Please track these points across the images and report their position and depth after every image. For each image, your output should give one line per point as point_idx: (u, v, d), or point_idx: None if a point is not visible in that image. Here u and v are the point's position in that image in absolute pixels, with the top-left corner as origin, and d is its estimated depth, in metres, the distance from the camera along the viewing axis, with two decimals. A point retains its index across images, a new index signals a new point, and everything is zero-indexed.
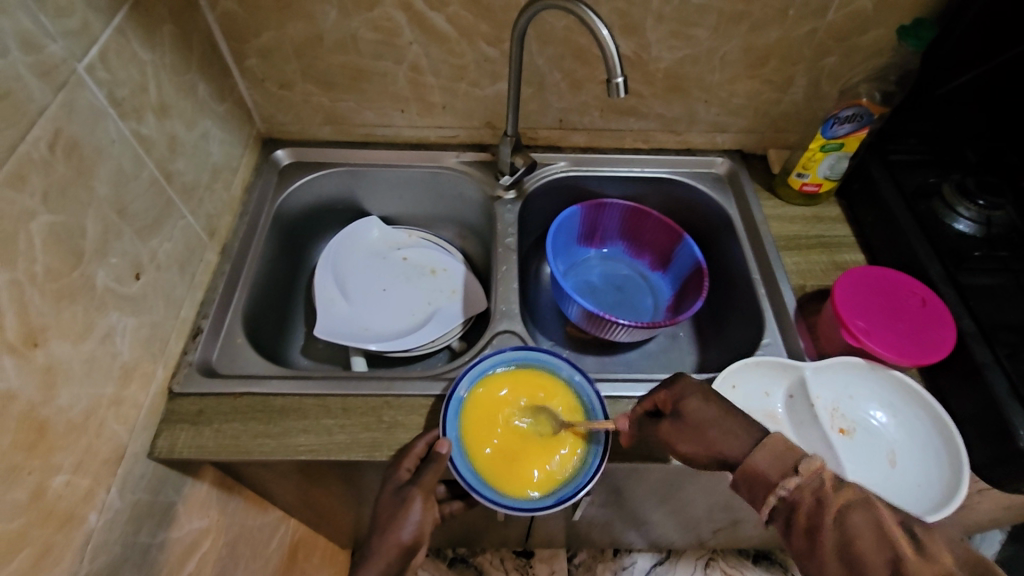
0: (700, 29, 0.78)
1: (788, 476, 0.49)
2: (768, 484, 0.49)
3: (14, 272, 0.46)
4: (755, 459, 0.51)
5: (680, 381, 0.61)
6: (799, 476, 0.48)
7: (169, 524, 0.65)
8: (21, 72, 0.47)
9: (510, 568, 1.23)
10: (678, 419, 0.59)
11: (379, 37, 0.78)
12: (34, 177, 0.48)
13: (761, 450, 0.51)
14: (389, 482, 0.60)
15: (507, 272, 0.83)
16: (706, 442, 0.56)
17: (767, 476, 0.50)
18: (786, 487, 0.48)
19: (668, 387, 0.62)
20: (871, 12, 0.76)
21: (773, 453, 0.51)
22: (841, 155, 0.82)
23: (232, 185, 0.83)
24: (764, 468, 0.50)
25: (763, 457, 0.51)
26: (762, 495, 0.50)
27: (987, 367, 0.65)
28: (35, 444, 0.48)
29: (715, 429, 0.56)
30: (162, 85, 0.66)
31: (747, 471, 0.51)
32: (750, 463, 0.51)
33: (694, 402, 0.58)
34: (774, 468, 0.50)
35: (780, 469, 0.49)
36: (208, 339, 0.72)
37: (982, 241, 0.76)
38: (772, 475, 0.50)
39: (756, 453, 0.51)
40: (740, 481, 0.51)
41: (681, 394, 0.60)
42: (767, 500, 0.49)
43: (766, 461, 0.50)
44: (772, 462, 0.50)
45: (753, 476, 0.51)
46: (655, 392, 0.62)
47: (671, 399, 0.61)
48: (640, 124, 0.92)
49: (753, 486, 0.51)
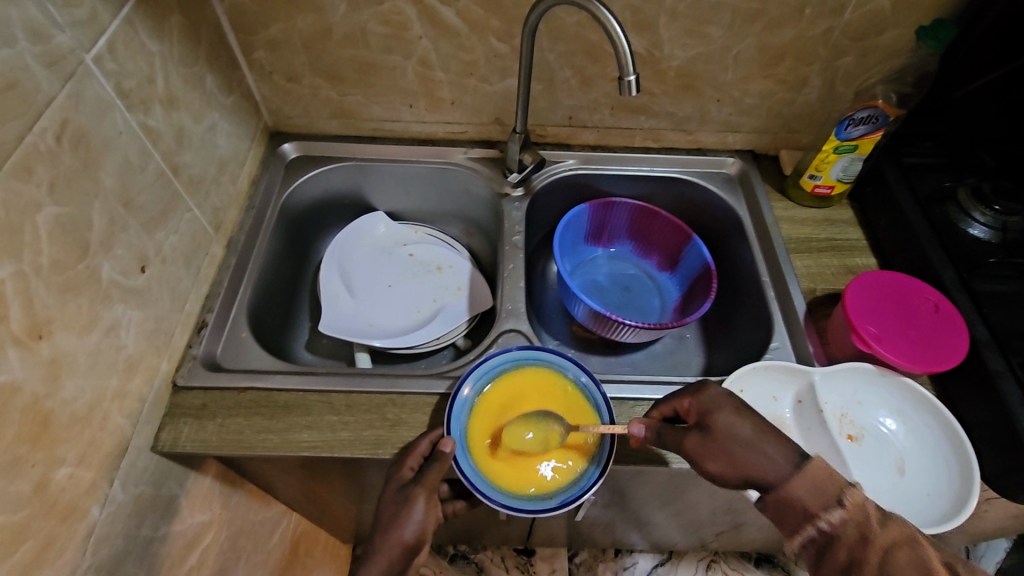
0: (714, 27, 0.77)
1: (831, 509, 0.48)
2: (807, 515, 0.48)
3: (20, 263, 0.46)
4: (794, 488, 0.49)
5: (707, 391, 0.58)
6: (842, 509, 0.47)
7: (172, 518, 0.65)
8: (29, 61, 0.47)
9: (510, 566, 1.23)
10: (706, 433, 0.55)
11: (389, 31, 0.78)
12: (40, 168, 0.48)
13: (801, 479, 0.49)
14: (391, 480, 0.60)
15: (514, 270, 0.82)
16: (734, 461, 0.53)
17: (806, 507, 0.49)
18: (829, 521, 0.47)
19: (695, 395, 0.59)
20: (889, 11, 0.75)
21: (813, 483, 0.49)
22: (855, 157, 0.81)
23: (239, 178, 0.83)
24: (802, 498, 0.49)
25: (801, 487, 0.49)
26: (798, 524, 0.49)
27: (1000, 376, 0.63)
28: (38, 436, 0.48)
29: (745, 449, 0.53)
30: (170, 76, 0.66)
31: (783, 499, 0.50)
32: (786, 492, 0.50)
33: (724, 417, 0.55)
34: (815, 499, 0.48)
35: (821, 500, 0.48)
36: (212, 333, 0.72)
37: (997, 247, 0.74)
38: (812, 506, 0.48)
39: (794, 481, 0.49)
40: (771, 504, 0.51)
41: (710, 406, 0.57)
42: (803, 529, 0.49)
43: (805, 490, 0.49)
44: (813, 493, 0.49)
45: (789, 504, 0.49)
46: (679, 399, 0.60)
47: (697, 409, 0.58)
48: (651, 123, 0.91)
49: (786, 513, 0.50)
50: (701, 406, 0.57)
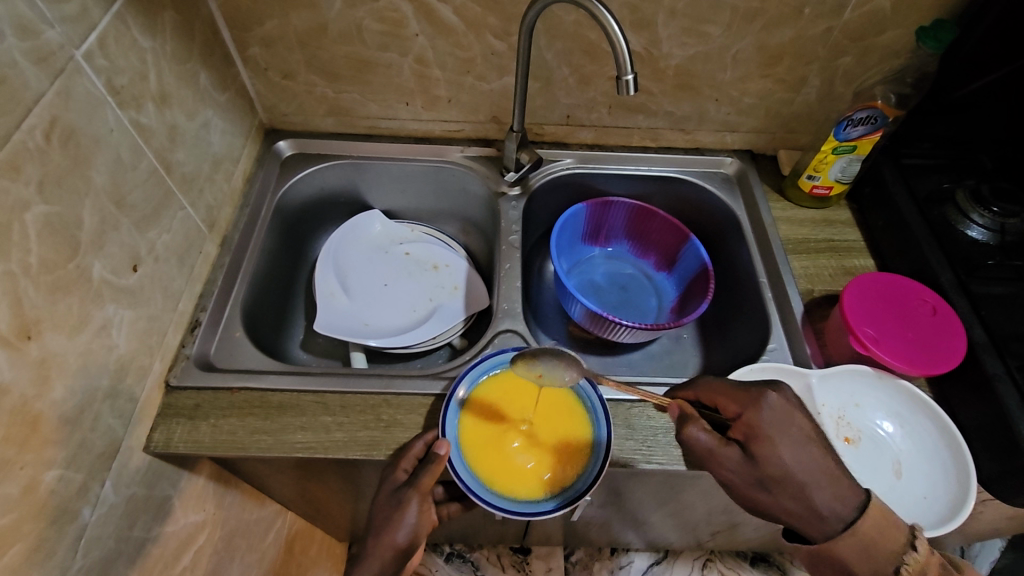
0: (713, 26, 0.76)
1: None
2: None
3: (7, 263, 0.45)
4: (841, 550, 0.49)
5: (761, 409, 0.53)
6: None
7: (165, 518, 0.64)
8: (17, 58, 0.46)
9: (506, 564, 1.23)
10: (750, 461, 0.52)
11: (385, 28, 0.77)
12: (28, 167, 0.47)
13: (850, 540, 0.49)
14: (386, 482, 0.60)
15: (511, 270, 0.81)
16: (779, 501, 0.51)
17: (853, 570, 0.49)
18: None
19: (749, 410, 0.54)
20: (889, 11, 0.74)
21: (865, 549, 0.49)
22: (853, 158, 0.80)
23: (234, 176, 0.82)
24: (849, 560, 0.49)
25: (849, 549, 0.49)
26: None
27: (998, 379, 0.63)
28: (27, 438, 0.47)
29: (795, 497, 0.50)
30: (163, 73, 0.65)
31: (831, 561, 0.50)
32: (833, 550, 0.50)
33: (771, 451, 0.51)
34: (864, 563, 0.49)
35: (871, 565, 0.49)
36: (206, 332, 0.71)
37: (996, 249, 0.74)
38: (862, 570, 0.49)
39: (843, 541, 0.49)
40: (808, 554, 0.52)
41: (764, 429, 0.52)
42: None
43: (855, 555, 0.49)
44: (862, 559, 0.49)
45: (832, 562, 0.50)
46: (730, 405, 0.56)
47: (746, 427, 0.54)
48: (649, 122, 0.90)
49: (826, 567, 0.51)
50: (751, 425, 0.53)
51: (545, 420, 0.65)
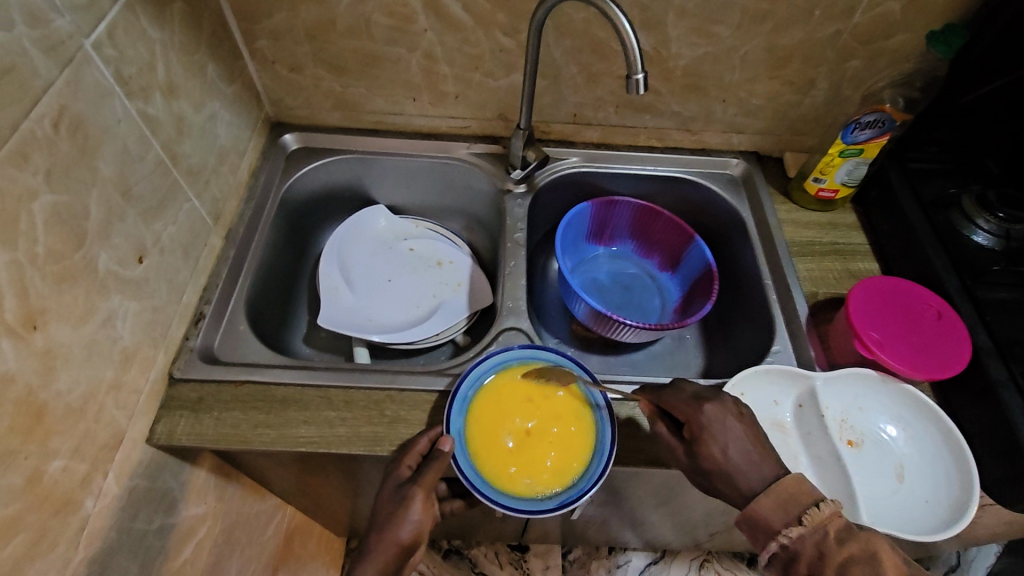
0: (722, 27, 0.76)
1: (792, 526, 0.51)
2: (771, 532, 0.52)
3: (15, 252, 0.45)
4: (758, 505, 0.52)
5: (702, 414, 0.57)
6: (802, 528, 0.51)
7: (167, 511, 0.64)
8: (27, 46, 0.46)
9: (503, 562, 1.23)
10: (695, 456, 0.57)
11: (393, 22, 0.77)
12: (36, 156, 0.47)
13: (765, 498, 0.52)
14: (389, 478, 0.60)
15: (516, 268, 0.81)
16: (716, 486, 0.56)
17: (770, 523, 0.52)
18: (789, 537, 0.51)
19: (693, 415, 0.58)
20: (899, 15, 0.74)
21: (779, 501, 0.52)
22: (860, 161, 0.80)
23: (239, 169, 0.82)
24: (767, 515, 0.52)
25: (767, 505, 0.52)
26: (763, 538, 0.52)
27: (1001, 384, 0.63)
28: (32, 428, 0.47)
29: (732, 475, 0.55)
30: (171, 64, 0.65)
31: (750, 516, 0.52)
32: (753, 509, 0.53)
33: (707, 447, 0.56)
34: (778, 516, 0.52)
35: (784, 517, 0.52)
36: (210, 325, 0.71)
37: (1000, 254, 0.75)
38: (774, 522, 0.52)
39: (760, 500, 0.52)
40: (741, 522, 0.54)
41: (705, 429, 0.56)
42: (768, 544, 0.52)
43: (770, 507, 0.52)
44: (776, 509, 0.52)
45: (756, 522, 0.52)
46: (680, 409, 0.59)
47: (691, 429, 0.58)
48: (655, 122, 0.90)
49: (755, 530, 0.53)
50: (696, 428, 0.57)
51: (550, 418, 0.64)
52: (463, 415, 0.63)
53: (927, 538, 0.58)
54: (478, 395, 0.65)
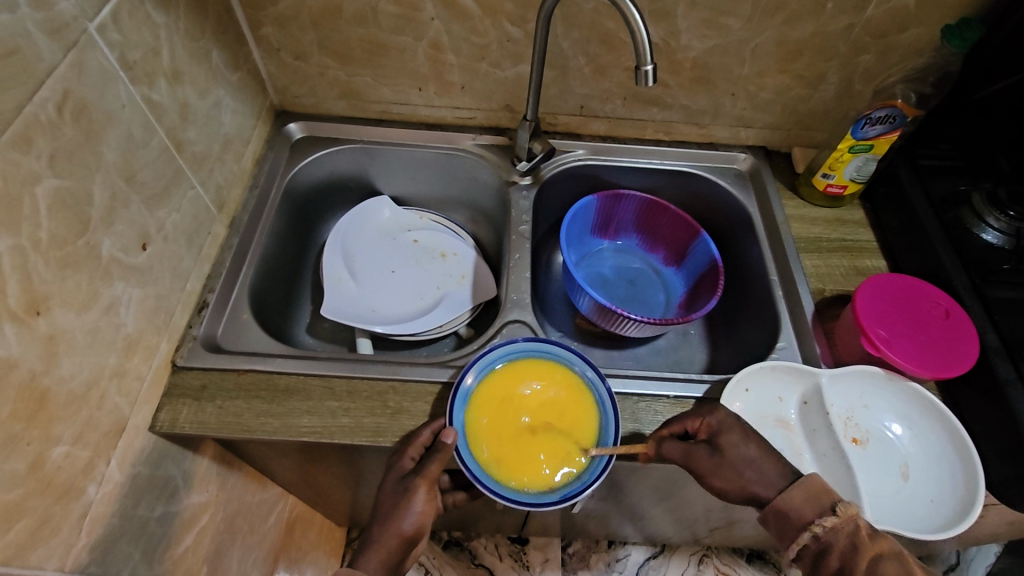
0: (733, 19, 0.75)
1: (824, 516, 0.53)
2: (802, 522, 0.53)
3: (18, 237, 0.45)
4: (789, 497, 0.55)
5: (718, 412, 0.61)
6: (835, 518, 0.52)
7: (169, 499, 0.64)
8: (30, 29, 0.45)
9: (503, 554, 1.24)
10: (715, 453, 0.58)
11: (400, 10, 0.76)
12: (40, 140, 0.46)
13: (796, 489, 0.55)
14: (392, 470, 0.60)
15: (520, 260, 0.81)
16: (740, 480, 0.57)
17: (802, 514, 0.54)
18: (822, 527, 0.52)
19: (707, 416, 0.61)
20: (913, 8, 0.73)
21: (809, 492, 0.55)
22: (870, 157, 0.79)
23: (243, 157, 0.82)
24: (798, 507, 0.54)
25: (797, 496, 0.55)
26: (794, 530, 0.54)
27: (1009, 384, 0.63)
28: (35, 414, 0.47)
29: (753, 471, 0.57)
30: (176, 49, 0.64)
31: (780, 507, 0.55)
32: (783, 501, 0.55)
33: (730, 437, 0.58)
34: (808, 507, 0.54)
35: (816, 508, 0.54)
36: (213, 313, 0.71)
37: (1011, 253, 0.74)
38: (807, 514, 0.54)
39: (791, 491, 0.55)
40: (771, 517, 0.56)
41: (723, 425, 0.59)
42: (800, 535, 0.53)
43: (801, 499, 0.54)
44: (807, 501, 0.54)
45: (787, 514, 0.54)
46: (689, 418, 0.61)
47: (707, 429, 0.60)
48: (663, 115, 0.89)
49: (784, 525, 0.55)
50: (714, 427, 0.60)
51: (552, 413, 0.64)
52: (465, 408, 0.63)
53: (932, 536, 0.58)
54: (479, 389, 0.64)
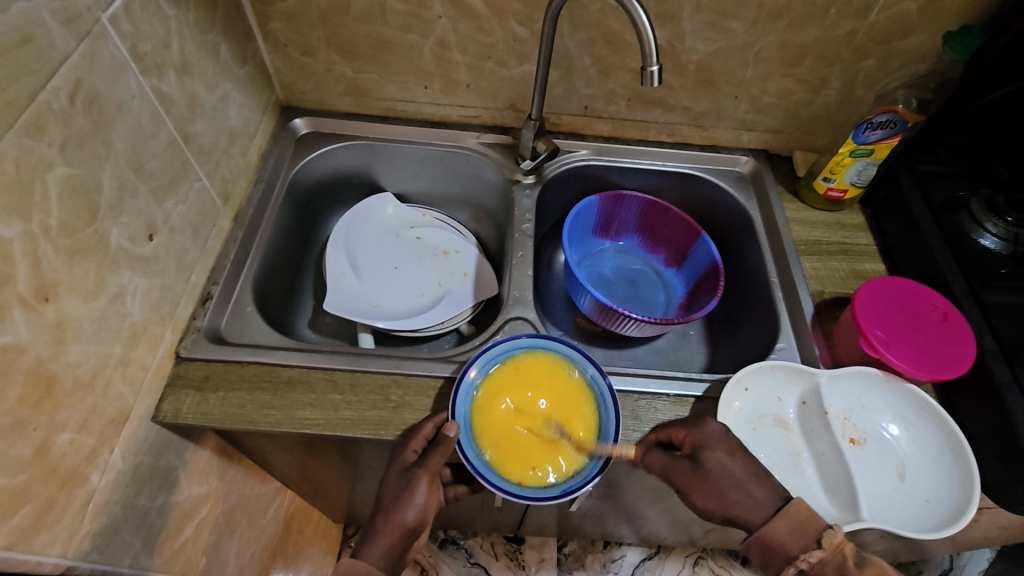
0: (738, 22, 0.76)
1: (810, 550, 0.53)
2: (787, 556, 0.54)
3: (29, 223, 0.45)
4: (773, 528, 0.54)
5: (708, 425, 0.61)
6: (821, 552, 0.53)
7: (170, 489, 0.64)
8: (45, 17, 0.46)
9: (499, 553, 1.24)
10: (698, 466, 0.58)
11: (408, 8, 0.76)
12: (51, 128, 0.47)
13: (781, 520, 0.55)
14: (395, 462, 0.60)
15: (523, 258, 0.81)
16: (722, 500, 0.57)
17: (788, 547, 0.54)
18: (807, 561, 0.53)
19: (692, 429, 0.61)
20: (915, 15, 0.74)
21: (793, 524, 0.54)
22: (870, 161, 0.80)
23: (249, 151, 0.82)
24: (783, 539, 0.54)
25: (782, 527, 0.54)
26: (781, 562, 0.54)
27: (1005, 387, 0.64)
28: (41, 400, 0.47)
29: (735, 490, 0.57)
30: (185, 42, 0.65)
31: (763, 540, 0.55)
32: (767, 533, 0.55)
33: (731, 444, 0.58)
34: (794, 540, 0.54)
35: (801, 541, 0.54)
36: (217, 306, 0.71)
37: (1007, 259, 0.75)
38: (792, 547, 0.54)
39: (776, 523, 0.54)
40: (754, 548, 0.56)
41: (707, 440, 0.59)
42: (786, 568, 0.54)
43: (785, 531, 0.54)
44: (792, 534, 0.54)
45: (771, 547, 0.55)
46: (675, 428, 0.62)
47: (692, 441, 0.60)
48: (666, 117, 0.90)
49: (769, 555, 0.55)
50: (696, 441, 0.60)
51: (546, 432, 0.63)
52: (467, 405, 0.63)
53: (928, 535, 0.58)
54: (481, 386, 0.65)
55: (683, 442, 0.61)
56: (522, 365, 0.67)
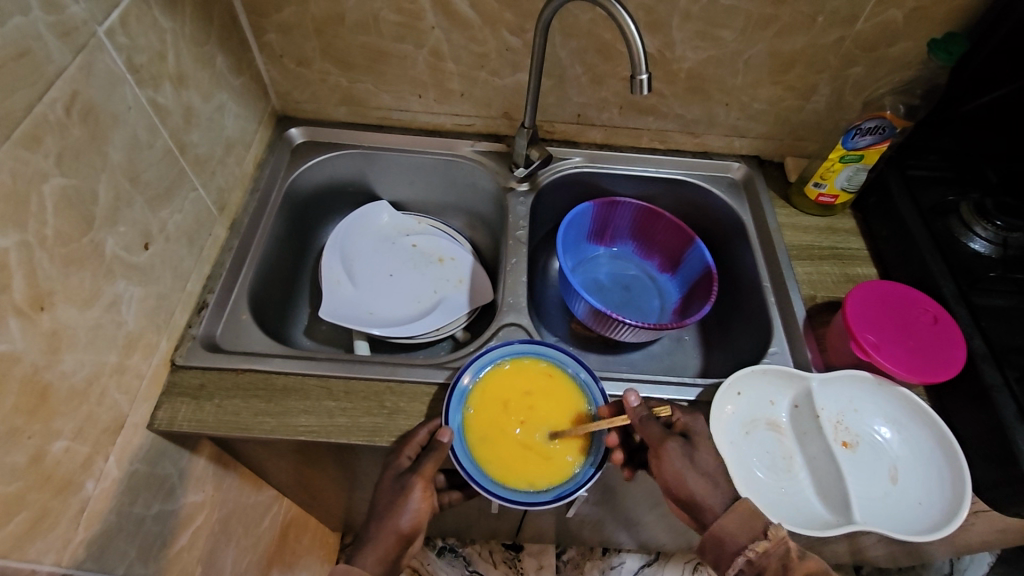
0: (727, 31, 0.77)
1: (757, 540, 0.55)
2: (736, 548, 0.55)
3: (24, 233, 0.46)
4: (723, 523, 0.56)
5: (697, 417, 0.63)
6: (767, 542, 0.54)
7: (165, 496, 0.65)
8: (42, 31, 0.46)
9: (498, 560, 1.23)
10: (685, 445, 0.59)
11: (401, 19, 0.77)
12: (48, 140, 0.48)
13: (731, 514, 0.56)
14: (388, 469, 0.60)
15: (517, 265, 0.82)
16: (683, 488, 0.57)
17: (736, 539, 0.55)
18: (755, 551, 0.54)
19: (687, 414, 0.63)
20: (901, 22, 0.75)
21: (743, 517, 0.56)
22: (860, 167, 0.81)
23: (245, 161, 0.83)
24: (732, 532, 0.56)
25: (731, 521, 0.56)
26: (729, 555, 0.55)
27: (996, 390, 0.64)
28: (36, 409, 0.47)
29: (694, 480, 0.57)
30: (181, 54, 0.66)
31: (715, 534, 0.56)
32: (717, 527, 0.56)
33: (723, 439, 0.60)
34: (743, 533, 0.55)
35: (749, 533, 0.55)
36: (213, 314, 0.72)
37: (997, 262, 0.75)
38: (741, 538, 0.55)
39: (727, 516, 0.56)
40: (707, 541, 0.57)
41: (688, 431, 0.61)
42: (735, 560, 0.55)
43: (735, 524, 0.56)
44: (742, 526, 0.56)
45: (720, 539, 0.56)
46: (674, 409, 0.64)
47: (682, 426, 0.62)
48: (658, 124, 0.91)
49: (719, 550, 0.56)
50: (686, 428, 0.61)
51: (531, 444, 0.63)
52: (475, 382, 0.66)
53: (919, 538, 0.59)
54: (499, 368, 0.67)
55: (674, 422, 0.63)
56: (534, 379, 0.67)
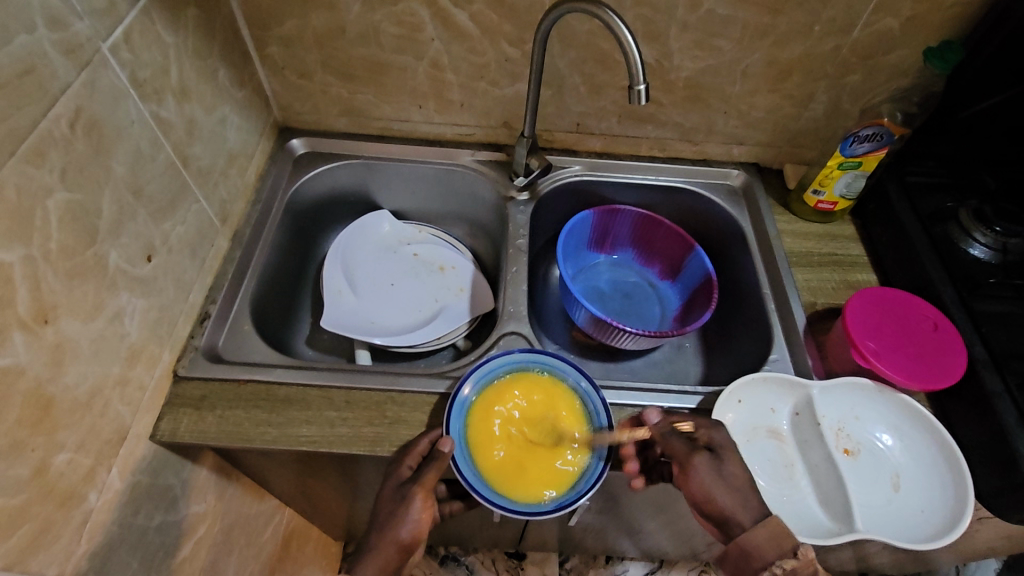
0: (724, 40, 0.77)
1: (785, 557, 0.53)
2: (763, 563, 0.54)
3: (29, 248, 0.46)
4: (752, 537, 0.55)
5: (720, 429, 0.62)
6: (795, 560, 0.53)
7: (168, 508, 0.65)
8: (47, 49, 0.47)
9: (500, 568, 1.23)
10: (715, 458, 0.59)
11: (401, 31, 0.78)
12: (52, 155, 0.48)
13: (760, 529, 0.54)
14: (390, 478, 0.61)
15: (518, 273, 0.82)
16: (711, 501, 0.57)
17: (764, 555, 0.54)
18: (783, 568, 0.53)
19: (712, 428, 0.62)
20: (897, 31, 0.76)
21: (772, 533, 0.54)
22: (859, 174, 0.81)
23: (247, 172, 0.83)
24: (761, 547, 0.54)
25: (761, 535, 0.54)
26: (753, 569, 0.55)
27: (997, 396, 0.64)
28: (39, 421, 0.48)
29: (725, 496, 0.57)
30: (184, 68, 0.67)
31: (742, 548, 0.55)
32: (745, 540, 0.55)
33: (734, 455, 0.59)
34: (771, 548, 0.54)
35: (777, 550, 0.54)
36: (215, 325, 0.72)
37: (997, 268, 0.76)
38: (768, 555, 0.54)
39: (755, 531, 0.55)
40: (733, 552, 0.56)
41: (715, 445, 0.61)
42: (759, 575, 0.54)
43: (764, 538, 0.54)
44: (770, 543, 0.54)
45: (748, 553, 0.55)
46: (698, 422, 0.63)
47: (709, 439, 0.61)
48: (657, 132, 0.91)
49: (745, 563, 0.55)
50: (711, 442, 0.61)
51: (531, 457, 0.63)
52: (487, 382, 0.66)
53: (921, 546, 0.59)
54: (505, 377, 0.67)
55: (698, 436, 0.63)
56: (534, 389, 0.67)
